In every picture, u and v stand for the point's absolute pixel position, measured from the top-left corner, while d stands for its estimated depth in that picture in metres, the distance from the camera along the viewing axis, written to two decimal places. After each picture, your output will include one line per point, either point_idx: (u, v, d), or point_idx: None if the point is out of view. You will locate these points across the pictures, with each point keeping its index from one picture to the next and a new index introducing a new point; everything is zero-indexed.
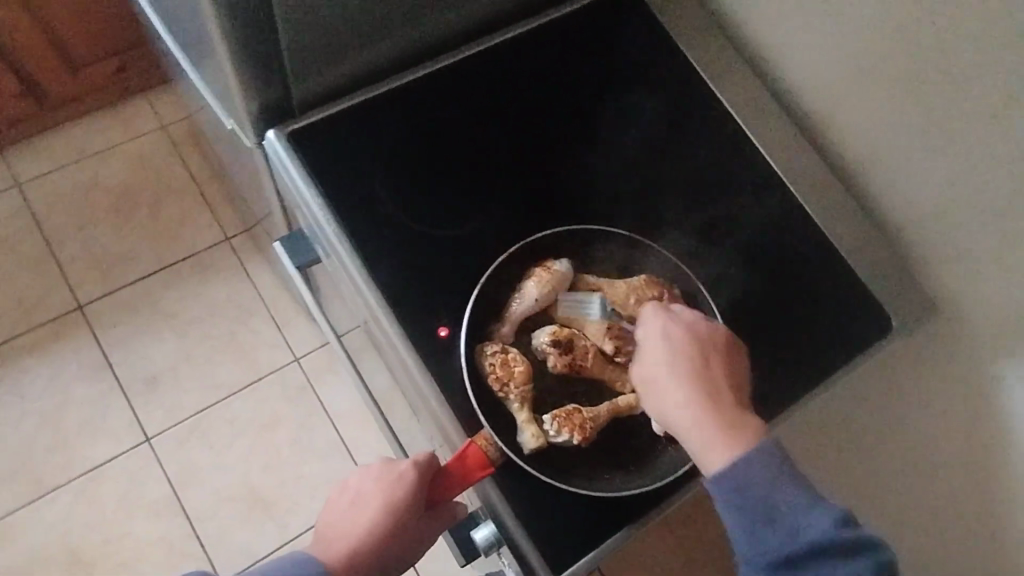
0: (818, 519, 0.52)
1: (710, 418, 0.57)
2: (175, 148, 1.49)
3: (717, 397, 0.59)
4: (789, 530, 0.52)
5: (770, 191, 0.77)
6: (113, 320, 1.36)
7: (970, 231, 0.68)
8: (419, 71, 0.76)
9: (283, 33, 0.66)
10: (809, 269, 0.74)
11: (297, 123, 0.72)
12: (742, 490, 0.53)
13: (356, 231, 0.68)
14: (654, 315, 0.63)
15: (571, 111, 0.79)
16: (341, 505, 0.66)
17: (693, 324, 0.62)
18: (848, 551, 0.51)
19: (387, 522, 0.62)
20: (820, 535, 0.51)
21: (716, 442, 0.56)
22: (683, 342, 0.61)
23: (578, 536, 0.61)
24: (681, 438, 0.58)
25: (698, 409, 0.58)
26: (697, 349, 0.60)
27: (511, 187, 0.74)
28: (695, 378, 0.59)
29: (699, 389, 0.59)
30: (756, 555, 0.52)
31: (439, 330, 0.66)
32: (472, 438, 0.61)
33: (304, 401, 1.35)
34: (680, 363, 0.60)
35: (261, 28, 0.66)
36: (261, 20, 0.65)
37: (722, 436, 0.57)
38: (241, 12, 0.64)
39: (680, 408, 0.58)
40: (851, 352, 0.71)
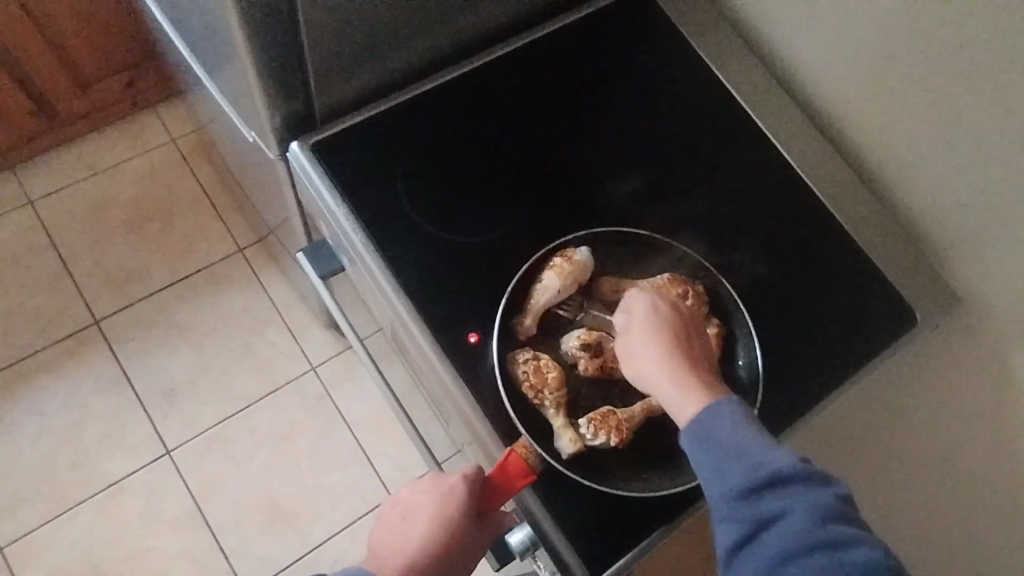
0: (778, 450, 0.51)
1: (688, 373, 0.57)
2: (185, 161, 1.49)
3: (693, 358, 0.59)
4: (750, 462, 0.51)
5: (791, 188, 0.78)
6: (129, 334, 1.37)
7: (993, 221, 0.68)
8: (438, 78, 0.77)
9: (306, 46, 0.67)
10: (833, 265, 0.75)
11: (319, 134, 0.72)
12: (708, 430, 0.53)
13: (382, 240, 0.69)
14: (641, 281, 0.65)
15: (590, 114, 0.79)
16: (392, 521, 0.66)
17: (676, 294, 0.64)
18: (811, 481, 0.50)
19: (438, 535, 0.62)
20: (782, 464, 0.50)
21: (691, 393, 0.56)
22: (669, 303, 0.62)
23: (618, 537, 0.61)
24: (659, 395, 0.58)
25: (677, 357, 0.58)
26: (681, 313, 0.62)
27: (533, 191, 0.74)
28: (679, 334, 0.60)
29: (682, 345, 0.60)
30: (720, 493, 0.51)
31: (468, 336, 0.66)
32: (512, 447, 0.61)
33: (322, 410, 1.35)
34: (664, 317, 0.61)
35: (284, 41, 0.67)
36: (284, 33, 0.66)
37: (697, 388, 0.57)
38: (265, 26, 0.64)
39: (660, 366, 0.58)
40: (878, 347, 0.71)
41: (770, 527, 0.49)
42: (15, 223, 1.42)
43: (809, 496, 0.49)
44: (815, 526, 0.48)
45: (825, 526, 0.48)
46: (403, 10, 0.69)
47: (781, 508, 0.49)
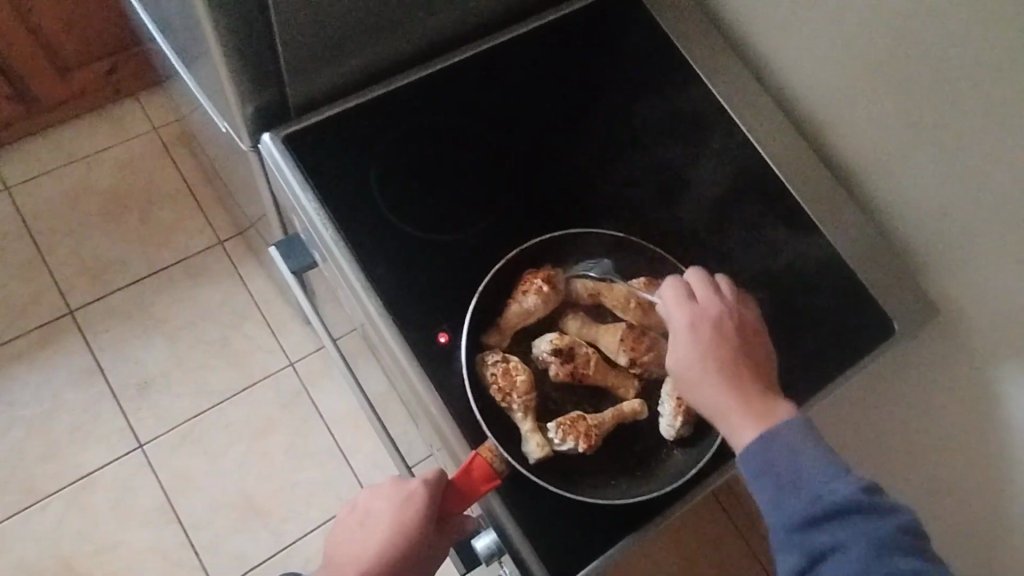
0: (841, 481, 0.51)
1: (742, 401, 0.57)
2: (166, 150, 1.47)
3: (747, 379, 0.59)
4: (811, 494, 0.51)
5: (772, 194, 0.77)
6: (105, 325, 1.35)
7: (972, 231, 0.68)
8: (417, 72, 0.75)
9: (279, 36, 0.65)
10: (812, 272, 0.74)
11: (293, 127, 0.71)
12: (769, 457, 0.54)
13: (352, 236, 0.67)
14: (678, 315, 0.61)
15: (571, 114, 0.78)
16: (352, 527, 0.65)
17: (716, 319, 0.61)
18: (872, 513, 0.50)
19: (399, 542, 0.60)
20: (842, 495, 0.51)
21: (745, 421, 0.56)
22: (711, 341, 0.60)
23: (583, 544, 0.60)
24: (714, 418, 0.58)
25: (732, 409, 0.57)
26: (724, 340, 0.60)
27: (510, 190, 0.73)
28: (725, 378, 0.58)
29: (733, 389, 0.58)
30: (780, 523, 0.52)
31: (438, 336, 0.65)
32: (477, 450, 0.60)
33: (300, 406, 1.33)
34: (710, 364, 0.59)
35: (257, 30, 0.65)
36: (257, 22, 0.64)
37: (752, 414, 0.57)
38: (236, 14, 0.63)
39: (712, 392, 0.58)
40: (855, 356, 0.71)
41: (827, 557, 0.50)
42: None
43: (869, 529, 0.49)
44: (872, 559, 0.48)
45: (881, 559, 0.49)
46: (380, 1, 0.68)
47: (840, 542, 0.50)
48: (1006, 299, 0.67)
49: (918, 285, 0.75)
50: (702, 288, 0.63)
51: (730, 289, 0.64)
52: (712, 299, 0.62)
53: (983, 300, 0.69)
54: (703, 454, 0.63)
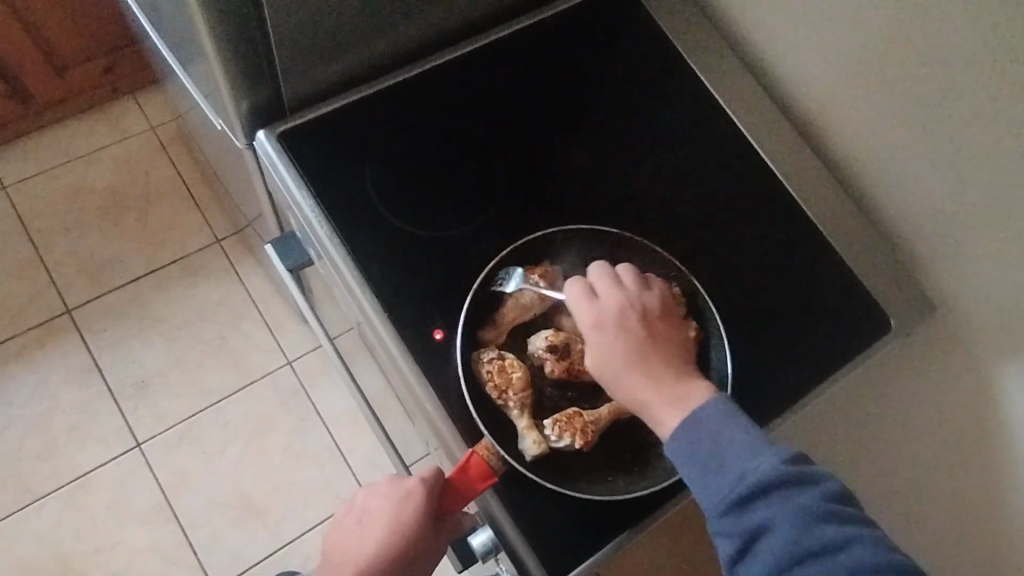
0: (763, 455, 0.51)
1: (660, 391, 0.58)
2: (164, 149, 1.47)
3: (660, 368, 0.59)
4: (735, 474, 0.51)
5: (768, 189, 0.77)
6: (102, 324, 1.35)
7: (968, 226, 0.68)
8: (412, 69, 0.75)
9: (273, 33, 0.65)
10: (808, 267, 0.74)
11: (288, 124, 0.70)
12: (693, 444, 0.54)
13: (347, 233, 0.67)
14: (581, 314, 0.61)
15: (566, 110, 0.78)
16: (349, 525, 0.64)
17: (620, 313, 0.60)
18: (798, 486, 0.50)
19: (395, 541, 0.60)
20: (765, 470, 0.50)
21: (668, 411, 0.57)
22: (618, 335, 0.59)
23: (580, 541, 0.60)
24: (638, 413, 0.58)
25: (653, 399, 0.57)
26: (631, 334, 0.60)
27: (505, 188, 0.73)
28: (638, 368, 0.59)
29: (648, 380, 0.58)
30: (711, 509, 0.52)
31: (434, 333, 0.65)
32: (474, 448, 0.59)
33: (298, 404, 1.33)
34: (620, 360, 0.59)
35: (251, 28, 0.65)
36: (251, 19, 0.64)
37: (672, 403, 0.57)
38: (228, 11, 0.63)
39: (632, 386, 0.58)
40: (851, 351, 0.71)
41: (759, 536, 0.49)
42: None
43: (794, 501, 0.49)
44: (801, 532, 0.48)
45: (811, 530, 0.48)
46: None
47: (769, 518, 0.49)
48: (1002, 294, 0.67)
49: (915, 282, 0.74)
50: (604, 278, 0.63)
51: (633, 277, 0.63)
52: (614, 291, 0.62)
53: (977, 295, 0.69)
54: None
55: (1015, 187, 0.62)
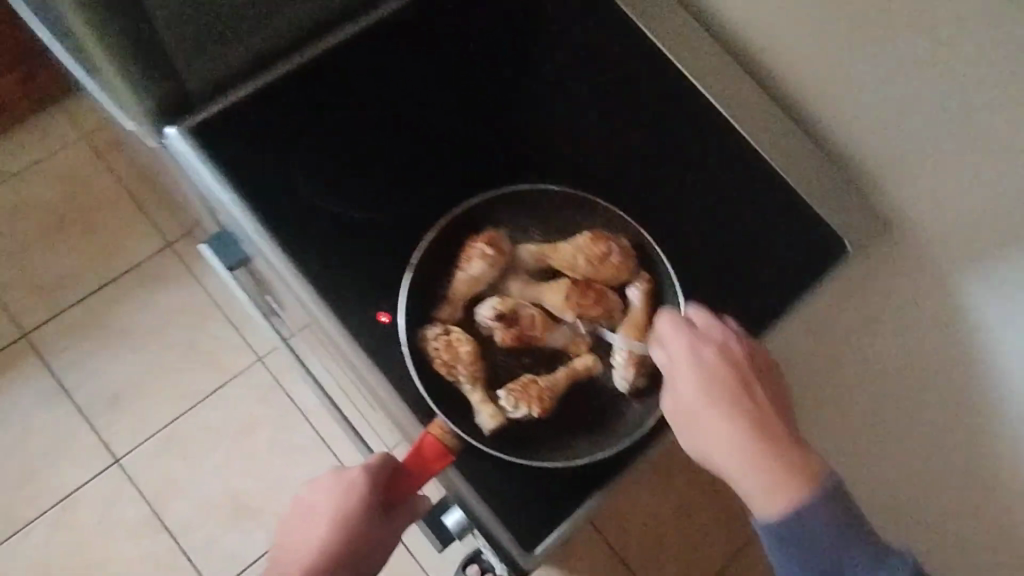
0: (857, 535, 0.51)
1: (756, 452, 0.54)
2: (101, 155, 1.41)
3: (762, 426, 0.55)
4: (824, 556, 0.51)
5: (710, 127, 0.75)
6: (62, 343, 1.31)
7: (919, 140, 0.66)
8: (320, 46, 0.72)
9: (165, 33, 0.61)
10: (755, 201, 0.73)
11: (195, 117, 0.66)
12: (777, 493, 0.52)
13: (277, 224, 0.64)
14: (677, 342, 0.59)
15: (493, 68, 0.74)
16: (289, 530, 0.61)
17: (714, 357, 0.58)
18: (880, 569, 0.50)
19: (339, 539, 0.57)
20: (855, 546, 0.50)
21: (761, 476, 0.53)
22: (715, 371, 0.57)
23: (549, 509, 0.59)
24: (720, 466, 0.55)
25: (741, 458, 0.54)
26: (726, 382, 0.57)
27: (436, 156, 0.70)
28: (730, 406, 0.56)
29: (740, 420, 0.55)
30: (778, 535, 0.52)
31: (379, 316, 0.62)
32: (427, 429, 0.58)
33: (275, 399, 1.31)
34: (708, 406, 0.56)
35: (142, 33, 0.59)
36: (141, 25, 0.59)
37: (768, 467, 0.53)
38: (113, 20, 0.57)
39: (716, 438, 0.55)
40: (804, 278, 0.71)
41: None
42: None
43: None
44: None
45: None
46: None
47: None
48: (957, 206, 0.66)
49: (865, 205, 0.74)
50: (703, 315, 0.61)
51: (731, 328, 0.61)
52: (712, 335, 0.59)
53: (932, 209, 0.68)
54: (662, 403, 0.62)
55: (963, 94, 0.60)
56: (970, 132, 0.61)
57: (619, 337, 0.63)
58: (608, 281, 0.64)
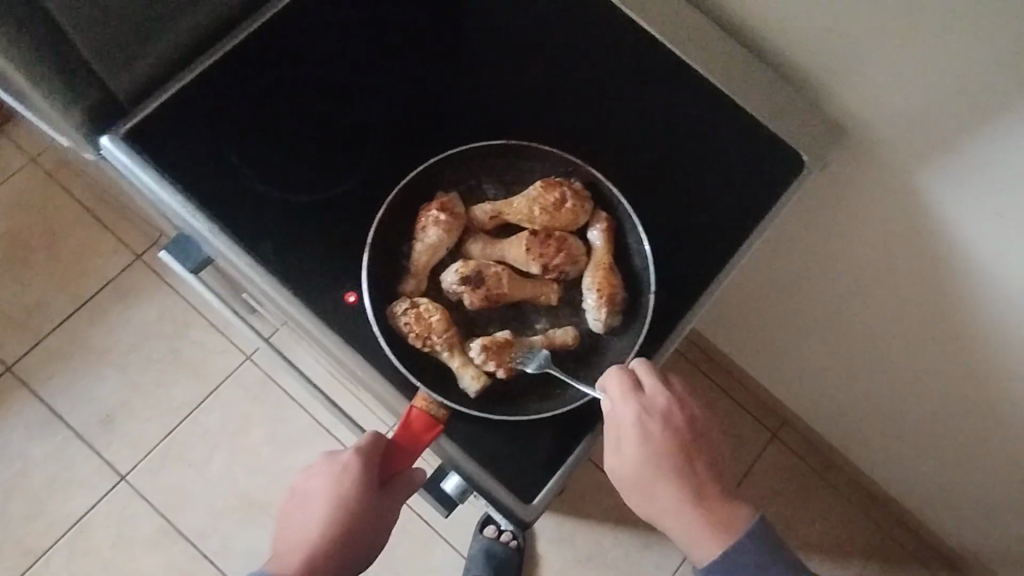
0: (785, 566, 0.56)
1: (699, 508, 0.56)
2: (52, 178, 1.38)
3: (704, 479, 0.57)
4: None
5: (652, 57, 0.74)
6: (47, 372, 1.30)
7: (865, 35, 0.66)
8: (241, 32, 0.70)
9: (78, 44, 0.59)
10: (705, 126, 0.73)
11: (127, 124, 0.64)
12: (724, 525, 0.56)
13: (229, 220, 0.63)
14: (624, 410, 0.56)
15: (423, 29, 0.73)
16: (290, 512, 0.62)
17: (667, 416, 0.57)
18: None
19: (339, 517, 0.58)
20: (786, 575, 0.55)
21: (705, 536, 0.56)
22: (661, 445, 0.56)
23: (542, 460, 0.60)
24: (665, 519, 0.57)
25: (688, 518, 0.56)
26: (675, 443, 0.57)
27: (379, 127, 0.68)
28: (674, 477, 0.56)
29: (685, 489, 0.56)
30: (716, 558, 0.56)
31: (346, 297, 0.62)
32: (411, 404, 0.59)
33: (269, 394, 1.32)
34: (659, 467, 0.56)
35: (53, 44, 0.58)
36: (49, 39, 0.57)
37: (712, 529, 0.56)
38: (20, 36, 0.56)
39: (664, 495, 0.56)
40: (764, 198, 0.71)
41: None
42: None
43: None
44: None
45: None
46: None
47: None
48: (912, 94, 0.67)
49: (815, 115, 0.73)
50: (645, 372, 0.58)
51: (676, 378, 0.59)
52: (663, 391, 0.57)
53: (885, 101, 0.69)
54: (640, 336, 0.63)
55: None
56: (917, 16, 0.62)
57: (587, 280, 0.63)
58: (567, 227, 0.64)
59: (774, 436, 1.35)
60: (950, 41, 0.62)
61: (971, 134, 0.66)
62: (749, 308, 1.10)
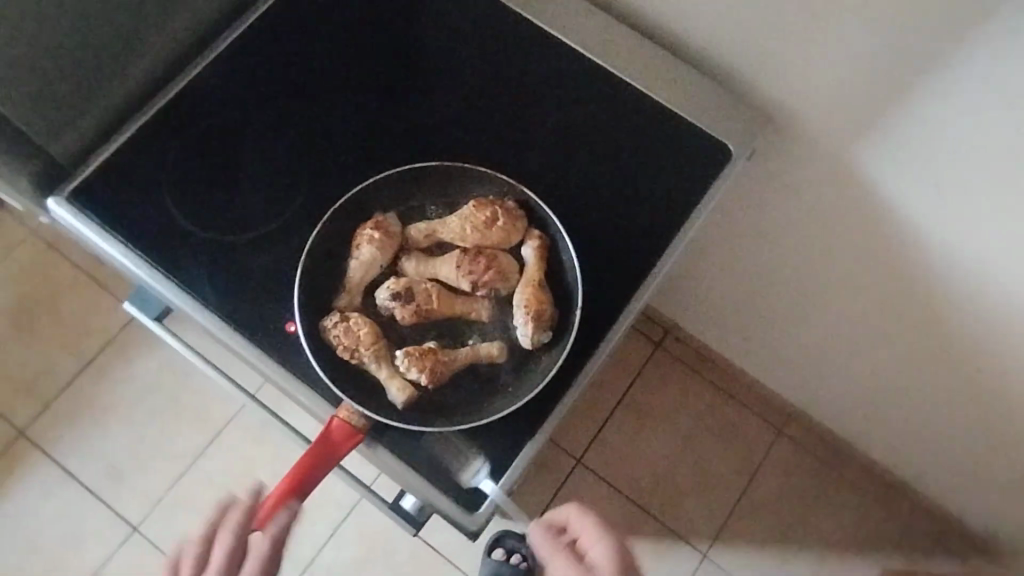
0: None
1: None
2: (51, 248, 1.44)
3: None
4: None
5: (572, 65, 0.76)
6: (57, 434, 1.35)
7: (772, 18, 0.67)
8: (174, 87, 0.73)
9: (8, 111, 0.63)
10: (629, 127, 0.74)
11: (71, 184, 0.68)
12: None
13: (171, 265, 0.66)
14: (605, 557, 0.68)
15: (347, 65, 0.76)
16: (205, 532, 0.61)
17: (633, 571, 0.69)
18: None
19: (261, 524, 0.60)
20: None
21: None
22: None
23: (485, 466, 0.60)
24: None
25: None
26: None
27: (309, 163, 0.71)
28: None
29: None
30: None
31: (286, 326, 0.65)
32: (334, 414, 0.60)
33: (270, 436, 1.35)
34: None
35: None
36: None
37: None
38: None
39: None
40: (693, 191, 0.72)
41: None
42: None
43: None
44: None
45: None
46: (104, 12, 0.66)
47: None
48: (830, 68, 0.68)
49: (737, 106, 0.75)
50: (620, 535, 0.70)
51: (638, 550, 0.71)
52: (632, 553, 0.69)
53: (806, 79, 0.70)
54: (564, 352, 0.63)
55: None
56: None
57: (517, 296, 0.64)
58: (498, 245, 0.66)
59: (781, 433, 1.36)
60: (855, 15, 0.62)
61: (894, 105, 0.66)
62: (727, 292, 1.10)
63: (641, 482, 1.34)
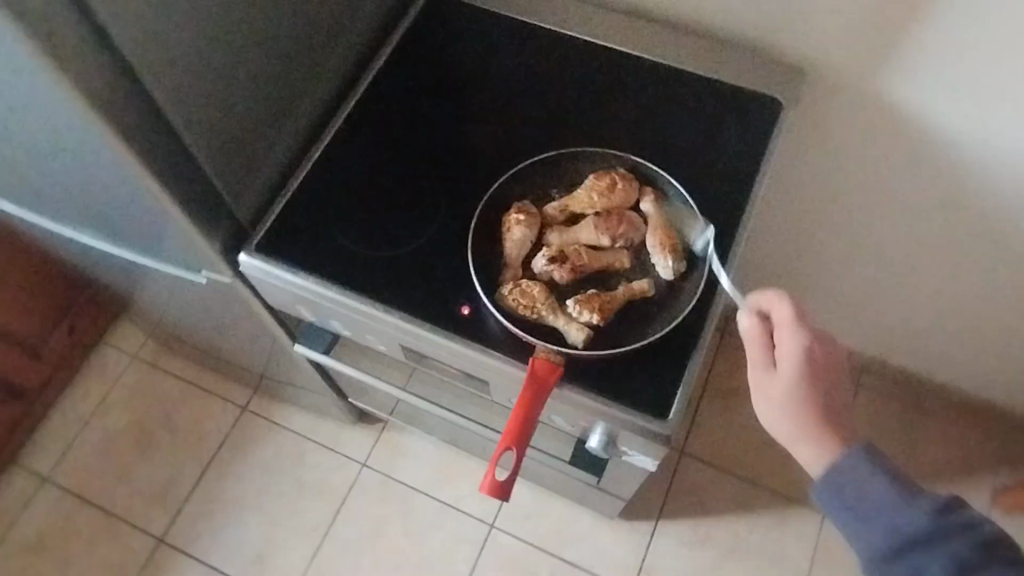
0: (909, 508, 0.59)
1: (808, 425, 0.65)
2: (157, 365, 1.55)
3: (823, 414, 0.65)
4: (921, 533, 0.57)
5: (636, 66, 0.91)
6: (193, 535, 1.41)
7: None
8: (323, 142, 0.86)
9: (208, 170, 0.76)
10: (695, 102, 0.89)
11: (256, 237, 0.80)
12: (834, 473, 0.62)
13: (355, 283, 0.78)
14: (784, 334, 0.67)
15: (451, 103, 0.90)
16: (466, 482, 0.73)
17: (812, 354, 0.66)
18: (944, 528, 0.57)
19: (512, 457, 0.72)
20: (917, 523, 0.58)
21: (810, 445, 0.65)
22: (796, 370, 0.66)
23: (662, 381, 0.72)
24: (773, 422, 0.67)
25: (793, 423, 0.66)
26: (810, 372, 0.66)
27: (444, 184, 0.85)
28: (801, 401, 0.65)
29: (805, 407, 0.65)
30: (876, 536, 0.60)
31: (462, 309, 0.77)
32: (535, 356, 0.72)
33: (393, 491, 1.42)
34: (787, 382, 0.66)
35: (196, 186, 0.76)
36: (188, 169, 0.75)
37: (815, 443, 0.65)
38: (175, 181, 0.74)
39: (784, 404, 0.66)
40: (761, 140, 0.86)
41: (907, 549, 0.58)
42: (36, 508, 1.43)
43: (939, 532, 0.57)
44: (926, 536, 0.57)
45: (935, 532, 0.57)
46: (266, 90, 0.79)
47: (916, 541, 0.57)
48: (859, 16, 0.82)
49: (779, 67, 0.89)
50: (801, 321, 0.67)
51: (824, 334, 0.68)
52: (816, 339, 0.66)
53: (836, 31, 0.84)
54: (703, 277, 0.76)
55: None
56: None
57: (650, 240, 0.77)
58: (623, 204, 0.78)
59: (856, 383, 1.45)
60: None
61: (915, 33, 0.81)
62: (789, 252, 1.22)
63: (746, 454, 1.42)
